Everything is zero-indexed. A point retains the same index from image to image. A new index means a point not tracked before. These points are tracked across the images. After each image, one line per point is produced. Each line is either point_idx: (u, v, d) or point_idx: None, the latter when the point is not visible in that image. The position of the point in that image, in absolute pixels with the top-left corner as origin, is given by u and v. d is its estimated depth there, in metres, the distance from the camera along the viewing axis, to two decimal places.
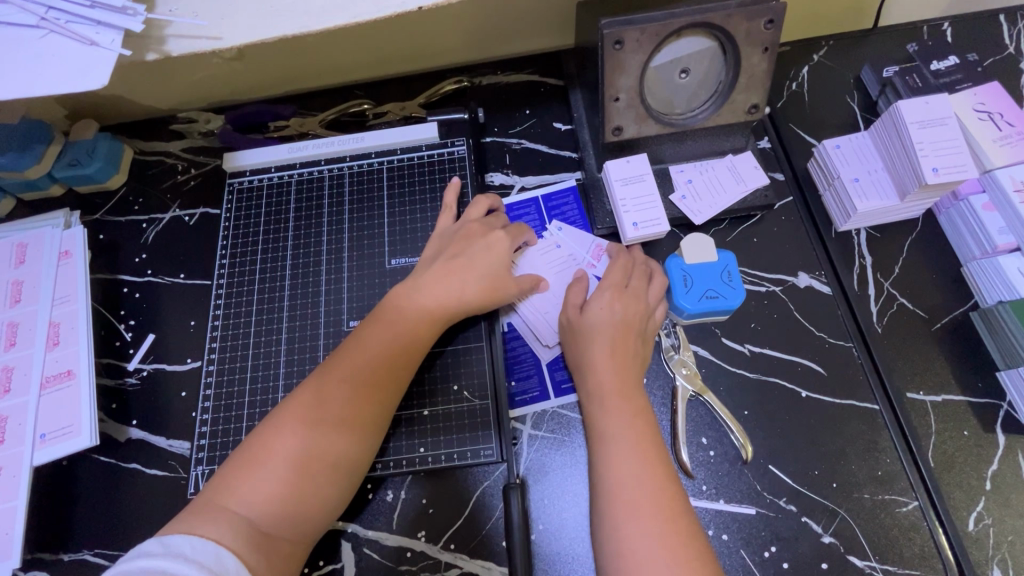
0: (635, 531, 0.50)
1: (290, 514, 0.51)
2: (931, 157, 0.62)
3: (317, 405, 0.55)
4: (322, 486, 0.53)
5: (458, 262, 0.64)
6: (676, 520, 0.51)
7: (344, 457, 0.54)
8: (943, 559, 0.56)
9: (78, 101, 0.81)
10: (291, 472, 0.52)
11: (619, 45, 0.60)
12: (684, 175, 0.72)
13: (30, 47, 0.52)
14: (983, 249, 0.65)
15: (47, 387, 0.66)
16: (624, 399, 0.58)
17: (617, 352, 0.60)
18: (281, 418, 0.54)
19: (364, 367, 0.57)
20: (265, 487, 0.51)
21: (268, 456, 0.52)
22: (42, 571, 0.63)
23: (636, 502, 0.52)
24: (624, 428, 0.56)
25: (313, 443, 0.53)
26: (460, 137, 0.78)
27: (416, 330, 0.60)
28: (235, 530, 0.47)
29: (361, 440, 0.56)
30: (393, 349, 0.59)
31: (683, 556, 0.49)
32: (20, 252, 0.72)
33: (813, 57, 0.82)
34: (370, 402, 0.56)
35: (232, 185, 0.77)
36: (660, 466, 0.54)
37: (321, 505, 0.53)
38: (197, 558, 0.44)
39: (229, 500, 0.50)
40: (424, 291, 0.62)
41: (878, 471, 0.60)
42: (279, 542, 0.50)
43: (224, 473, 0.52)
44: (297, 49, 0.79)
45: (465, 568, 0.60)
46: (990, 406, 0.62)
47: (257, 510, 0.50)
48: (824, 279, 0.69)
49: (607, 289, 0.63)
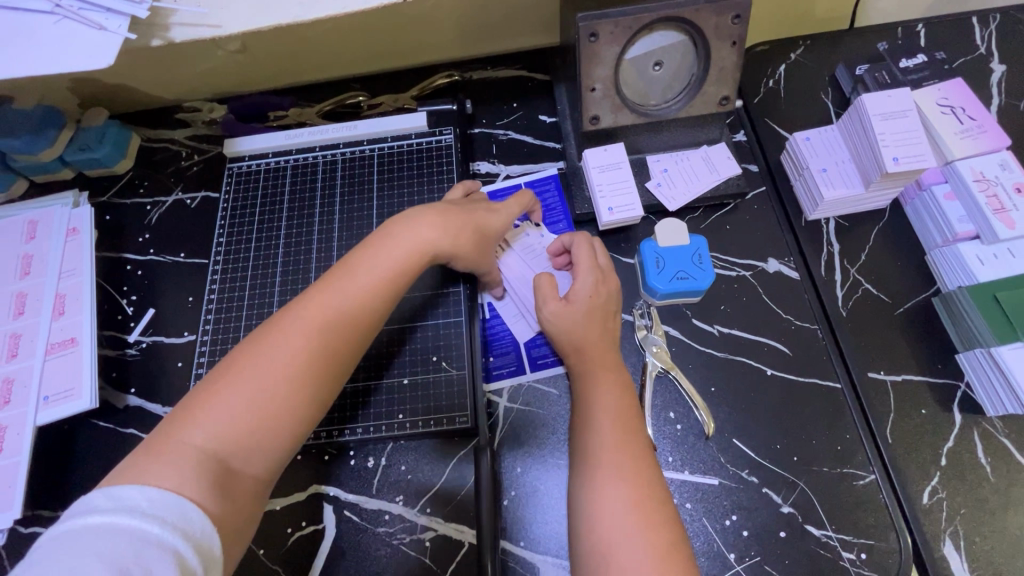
0: (608, 495, 0.53)
1: (246, 450, 0.50)
2: (892, 147, 0.66)
3: (277, 344, 0.53)
4: (282, 421, 0.51)
5: (454, 216, 0.64)
6: (649, 488, 0.53)
7: (313, 396, 0.53)
8: (897, 530, 0.59)
9: (89, 89, 0.86)
10: (250, 407, 0.50)
11: (594, 37, 0.63)
12: (661, 165, 0.75)
13: (44, 30, 0.56)
14: (944, 237, 0.68)
15: (52, 353, 0.70)
16: (610, 376, 0.61)
17: (599, 331, 0.64)
18: (239, 357, 0.52)
19: (332, 309, 0.55)
20: (228, 425, 0.49)
21: (225, 391, 0.50)
22: (40, 527, 0.67)
23: (610, 467, 0.54)
24: (605, 401, 0.59)
25: (279, 378, 0.51)
26: (448, 127, 0.82)
27: (398, 272, 0.60)
28: (195, 467, 0.46)
29: (332, 379, 0.55)
30: (377, 282, 0.58)
31: (652, 522, 0.51)
32: (30, 228, 0.77)
33: (790, 56, 0.85)
34: (339, 345, 0.55)
35: (232, 169, 0.82)
36: (636, 437, 0.57)
37: (278, 447, 0.51)
38: (157, 514, 0.42)
39: (182, 435, 0.48)
40: (421, 226, 0.62)
41: (839, 446, 0.63)
42: (234, 482, 0.48)
43: (186, 405, 0.50)
44: (296, 43, 0.84)
45: (440, 530, 0.63)
46: (948, 386, 0.64)
47: (215, 447, 0.48)
48: (792, 265, 0.72)
49: (586, 272, 0.65)
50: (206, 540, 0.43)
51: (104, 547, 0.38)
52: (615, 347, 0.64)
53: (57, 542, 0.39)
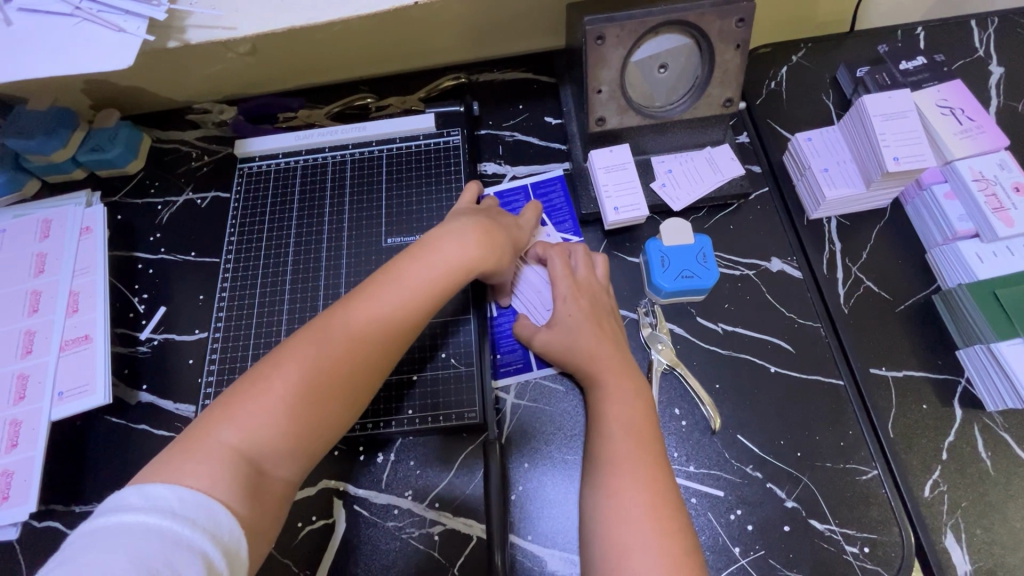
0: (625, 502, 0.54)
1: (277, 450, 0.51)
2: (893, 147, 0.67)
3: (312, 347, 0.54)
4: (315, 422, 0.53)
5: (489, 228, 0.64)
6: (662, 492, 0.54)
7: (343, 403, 0.54)
8: (900, 524, 0.60)
9: (102, 90, 0.88)
10: (283, 413, 0.51)
11: (601, 40, 0.65)
12: (665, 166, 0.77)
13: (64, 32, 0.58)
14: (944, 236, 0.69)
15: (66, 349, 0.71)
16: (622, 381, 0.62)
17: (609, 339, 0.64)
18: (275, 359, 0.53)
19: (366, 314, 0.56)
20: (260, 430, 0.50)
21: (262, 392, 0.51)
22: (53, 521, 0.67)
23: (626, 473, 0.55)
24: (621, 407, 0.60)
25: (314, 379, 0.53)
26: (455, 128, 0.83)
27: (438, 285, 0.59)
28: (227, 471, 0.47)
29: (363, 388, 0.55)
30: (411, 297, 0.58)
31: (667, 528, 0.52)
32: (44, 227, 0.78)
33: (791, 59, 0.86)
34: (370, 354, 0.55)
35: (242, 170, 0.83)
36: (654, 445, 0.58)
37: (309, 448, 0.53)
38: (185, 513, 0.43)
39: (216, 434, 0.49)
40: (458, 240, 0.61)
41: (841, 441, 0.64)
42: (264, 482, 0.50)
43: (219, 406, 0.51)
44: (305, 45, 0.85)
45: (449, 525, 0.64)
46: (949, 382, 0.65)
47: (247, 446, 0.49)
48: (795, 264, 0.73)
49: (562, 286, 0.67)
50: (234, 542, 0.44)
51: (136, 546, 0.40)
52: (627, 353, 0.65)
53: (90, 538, 0.40)
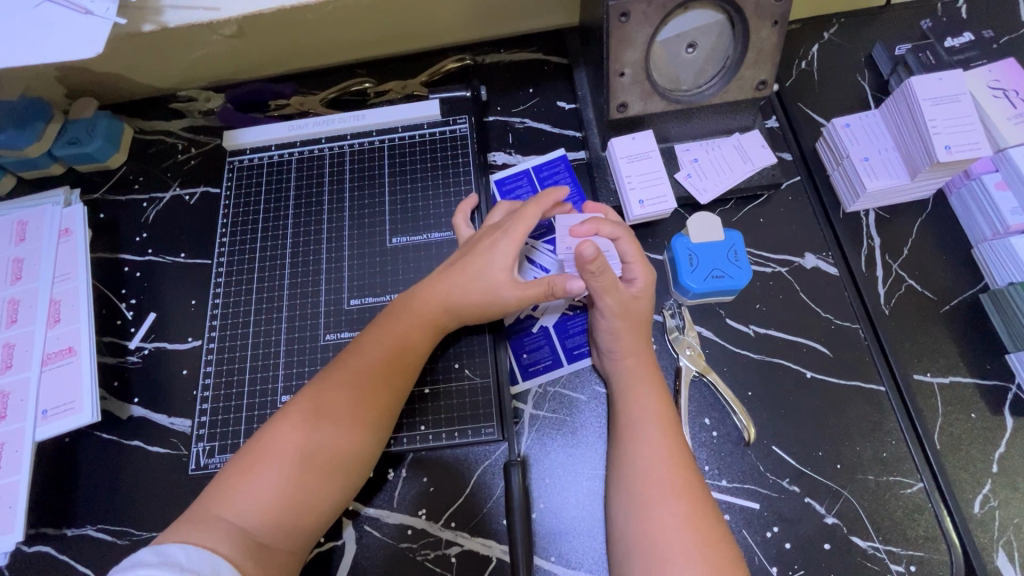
0: (659, 515, 0.50)
1: (280, 523, 0.50)
2: (944, 135, 0.62)
3: (303, 412, 0.54)
4: (317, 492, 0.52)
5: (459, 277, 0.61)
6: (697, 499, 0.51)
7: (343, 464, 0.54)
8: (948, 541, 0.56)
9: (76, 78, 0.80)
10: (281, 488, 0.51)
11: (625, 17, 0.57)
12: (690, 155, 0.71)
13: (22, 15, 0.51)
14: (994, 230, 0.65)
15: (48, 363, 0.66)
16: (647, 384, 0.58)
17: (640, 338, 0.60)
18: (267, 435, 0.53)
19: (353, 374, 0.56)
20: (256, 501, 0.50)
21: (258, 467, 0.51)
22: (43, 545, 0.63)
23: (657, 484, 0.52)
24: (650, 413, 0.56)
25: (316, 441, 0.53)
26: (462, 116, 0.77)
27: (401, 337, 0.59)
28: (230, 539, 0.47)
29: (362, 448, 0.55)
30: (377, 358, 0.58)
31: (706, 538, 0.49)
32: (19, 229, 0.72)
33: (823, 35, 0.80)
34: (359, 417, 0.55)
35: (232, 164, 0.77)
36: (680, 447, 0.54)
37: (314, 514, 0.52)
38: (195, 568, 0.43)
39: (222, 511, 0.49)
40: (414, 300, 0.61)
41: (883, 452, 0.60)
42: (272, 551, 0.49)
43: (220, 480, 0.51)
44: (296, 26, 0.78)
45: (466, 546, 0.60)
46: (998, 388, 0.61)
47: (250, 518, 0.49)
48: (831, 260, 0.68)
49: (637, 267, 0.61)
50: None
51: None
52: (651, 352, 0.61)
53: None
